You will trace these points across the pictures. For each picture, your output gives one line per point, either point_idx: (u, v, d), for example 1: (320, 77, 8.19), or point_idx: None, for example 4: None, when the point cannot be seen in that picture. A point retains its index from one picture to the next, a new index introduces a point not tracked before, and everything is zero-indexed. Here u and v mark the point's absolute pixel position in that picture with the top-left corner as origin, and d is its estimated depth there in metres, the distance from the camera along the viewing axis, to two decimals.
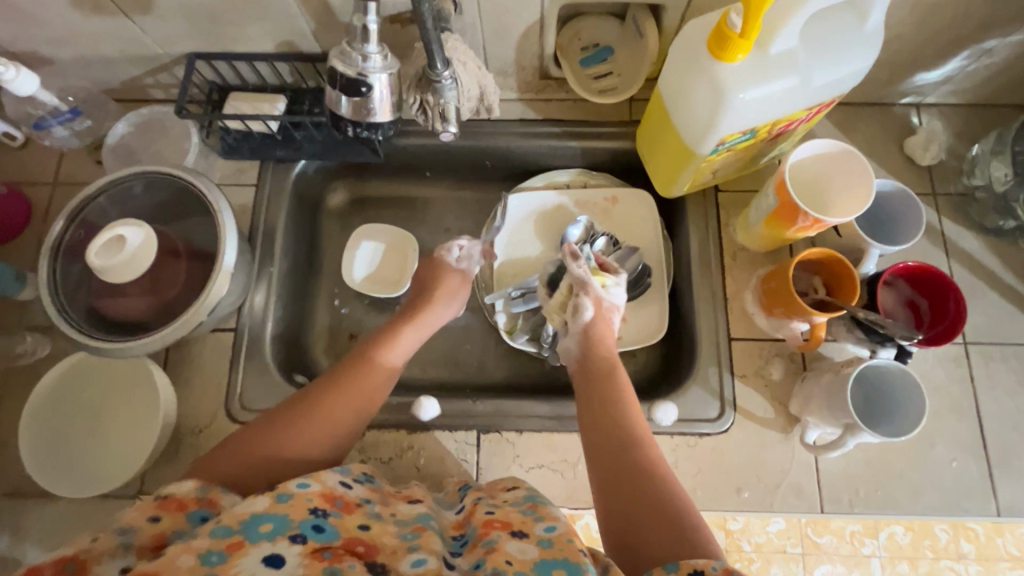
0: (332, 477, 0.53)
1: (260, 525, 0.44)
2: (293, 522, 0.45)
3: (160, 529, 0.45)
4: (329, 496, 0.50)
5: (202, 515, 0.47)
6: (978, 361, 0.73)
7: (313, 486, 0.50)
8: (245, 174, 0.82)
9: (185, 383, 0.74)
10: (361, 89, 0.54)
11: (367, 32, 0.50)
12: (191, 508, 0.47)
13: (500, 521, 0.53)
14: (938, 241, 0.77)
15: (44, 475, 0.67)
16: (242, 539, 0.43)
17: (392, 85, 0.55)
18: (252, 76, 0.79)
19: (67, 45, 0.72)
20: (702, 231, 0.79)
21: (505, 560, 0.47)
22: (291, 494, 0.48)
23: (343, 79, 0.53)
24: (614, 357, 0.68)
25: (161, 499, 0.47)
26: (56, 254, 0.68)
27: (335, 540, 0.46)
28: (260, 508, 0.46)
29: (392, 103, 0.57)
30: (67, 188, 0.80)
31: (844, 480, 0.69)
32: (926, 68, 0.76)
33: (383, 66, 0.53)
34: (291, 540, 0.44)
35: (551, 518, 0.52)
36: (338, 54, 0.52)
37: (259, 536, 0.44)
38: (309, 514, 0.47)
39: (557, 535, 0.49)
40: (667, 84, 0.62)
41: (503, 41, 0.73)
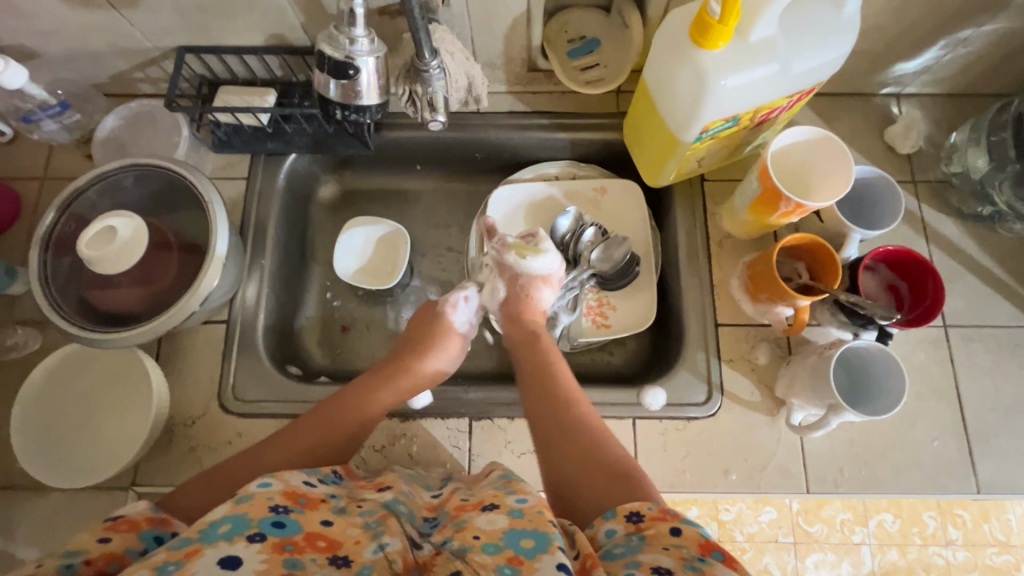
0: (295, 477, 0.54)
1: (218, 527, 0.44)
2: (252, 520, 0.46)
3: (108, 551, 0.45)
4: (292, 494, 0.51)
5: (155, 536, 0.48)
6: (958, 343, 0.74)
7: (274, 485, 0.51)
8: (236, 168, 0.82)
9: (178, 374, 0.74)
10: (348, 72, 0.56)
11: (354, 15, 0.53)
12: (144, 528, 0.48)
13: (473, 503, 0.54)
14: (918, 227, 0.79)
15: (36, 466, 0.67)
16: (198, 546, 0.43)
17: (379, 71, 0.58)
18: (242, 70, 0.79)
19: (55, 38, 0.73)
20: (689, 220, 0.80)
21: (473, 535, 0.49)
22: (250, 495, 0.49)
23: (332, 61, 0.56)
24: (539, 326, 0.73)
25: (112, 521, 0.47)
26: (46, 246, 0.69)
27: (296, 534, 0.47)
28: (217, 515, 0.46)
29: (379, 88, 0.59)
30: (57, 183, 0.80)
31: (830, 460, 0.71)
32: (904, 58, 0.78)
33: (371, 50, 0.56)
34: (250, 540, 0.44)
35: (523, 491, 0.52)
36: (326, 38, 0.56)
37: (217, 537, 0.44)
38: (269, 512, 0.48)
39: (527, 505, 0.49)
40: (651, 73, 0.63)
41: (490, 33, 0.74)
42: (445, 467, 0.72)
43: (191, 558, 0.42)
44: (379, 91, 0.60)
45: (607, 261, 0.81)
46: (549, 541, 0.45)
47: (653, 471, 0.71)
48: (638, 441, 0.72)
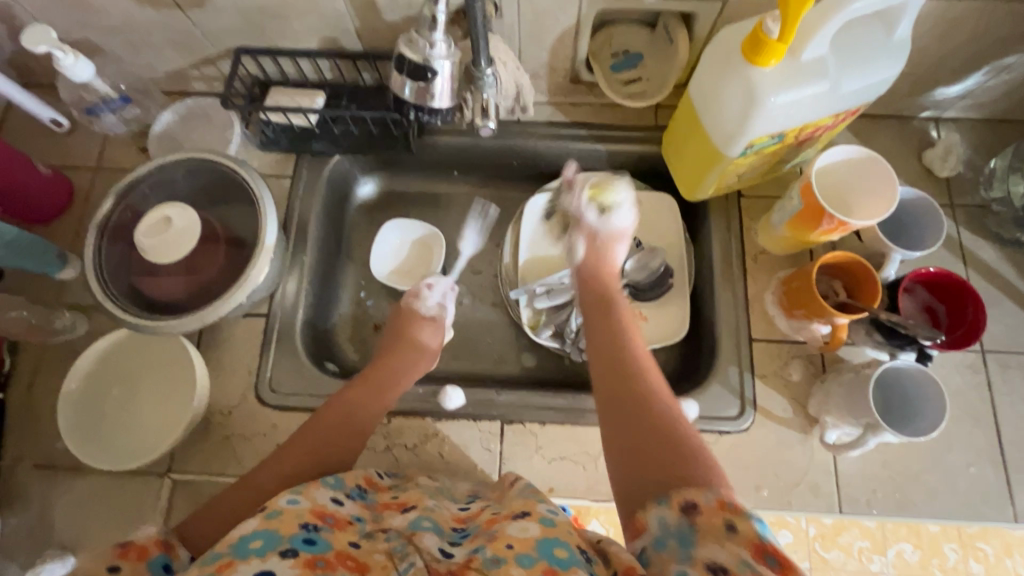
0: (322, 495, 0.55)
1: (249, 543, 0.45)
2: (284, 537, 0.47)
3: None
4: (319, 513, 0.52)
5: (163, 563, 0.45)
6: (995, 368, 0.74)
7: (302, 503, 0.52)
8: (282, 166, 0.84)
9: (217, 364, 0.76)
10: (427, 75, 0.58)
11: (435, 21, 0.54)
12: (152, 556, 0.45)
13: (503, 514, 0.53)
14: (955, 251, 0.79)
15: (78, 445, 0.68)
16: (231, 559, 0.44)
17: (453, 77, 0.59)
18: (294, 71, 0.82)
19: (121, 34, 0.76)
20: (725, 234, 0.81)
21: (506, 544, 0.47)
22: (279, 511, 0.50)
23: (411, 64, 0.57)
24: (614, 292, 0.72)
25: (122, 546, 0.45)
26: (102, 233, 0.71)
27: (327, 551, 0.47)
28: (248, 529, 0.47)
29: (451, 93, 0.60)
30: (109, 174, 0.83)
31: (862, 481, 0.70)
32: (947, 83, 0.78)
33: (447, 54, 0.57)
34: (282, 555, 0.45)
35: (554, 503, 0.52)
36: (406, 41, 0.57)
37: (248, 552, 0.44)
38: (298, 529, 0.48)
39: (560, 517, 0.50)
40: (697, 88, 0.65)
41: (538, 43, 0.76)
42: (475, 469, 0.72)
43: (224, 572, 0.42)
44: (451, 95, 0.60)
45: (643, 270, 0.83)
46: (580, 557, 0.45)
47: None
48: None
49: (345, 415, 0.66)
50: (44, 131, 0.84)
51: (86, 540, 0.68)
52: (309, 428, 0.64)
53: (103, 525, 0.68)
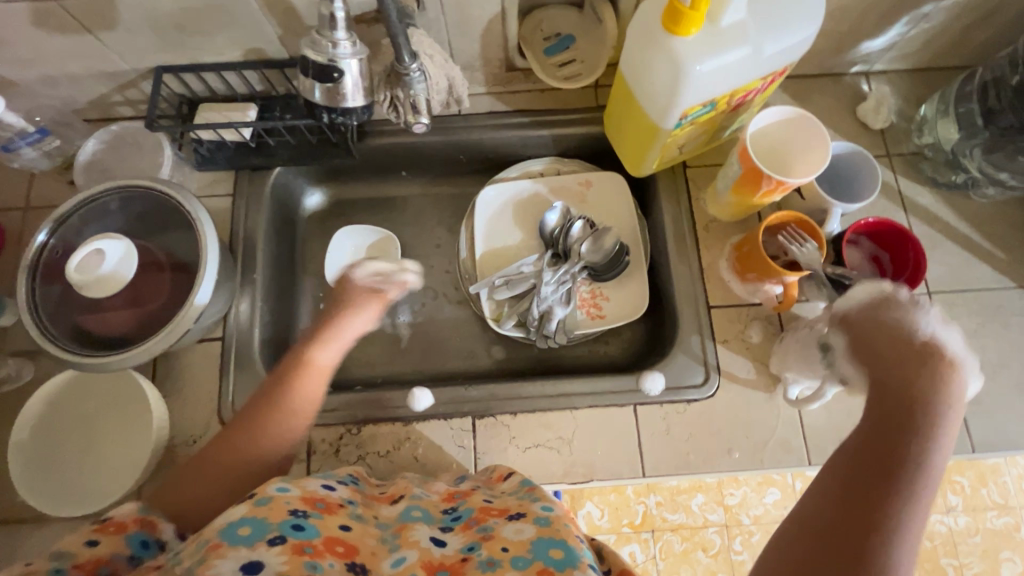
0: (312, 483, 0.53)
1: (238, 529, 0.43)
2: (272, 524, 0.44)
3: (96, 554, 0.47)
4: (309, 500, 0.50)
5: (142, 541, 0.50)
6: (942, 308, 0.76)
7: (292, 491, 0.50)
8: (221, 185, 0.82)
9: (175, 395, 0.74)
10: (333, 76, 0.57)
11: (334, 19, 0.54)
12: (131, 531, 0.50)
13: (497, 509, 0.54)
14: (895, 199, 0.81)
15: (35, 493, 0.66)
16: (219, 542, 0.42)
17: (363, 72, 0.59)
18: (221, 87, 0.80)
19: (31, 64, 0.72)
20: (675, 207, 0.82)
21: (501, 547, 0.47)
22: (269, 498, 0.47)
23: (315, 66, 0.56)
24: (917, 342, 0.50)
25: (100, 523, 0.49)
26: (34, 274, 0.68)
27: (316, 538, 0.45)
28: (237, 515, 0.45)
29: (364, 87, 0.60)
30: (39, 212, 0.80)
31: (828, 431, 0.72)
32: (872, 36, 0.80)
33: (353, 52, 0.56)
34: (270, 543, 0.42)
35: (548, 500, 0.53)
36: (309, 43, 0.56)
37: (237, 540, 0.42)
38: (288, 515, 0.46)
39: (554, 515, 0.50)
40: (628, 60, 0.64)
41: (467, 34, 0.75)
42: (450, 467, 0.72)
43: (212, 556, 0.41)
44: (364, 94, 0.61)
45: (597, 251, 0.83)
46: (578, 556, 0.45)
47: (659, 455, 0.72)
48: (640, 427, 0.73)
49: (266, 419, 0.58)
50: None
51: None
52: (243, 432, 0.57)
53: None
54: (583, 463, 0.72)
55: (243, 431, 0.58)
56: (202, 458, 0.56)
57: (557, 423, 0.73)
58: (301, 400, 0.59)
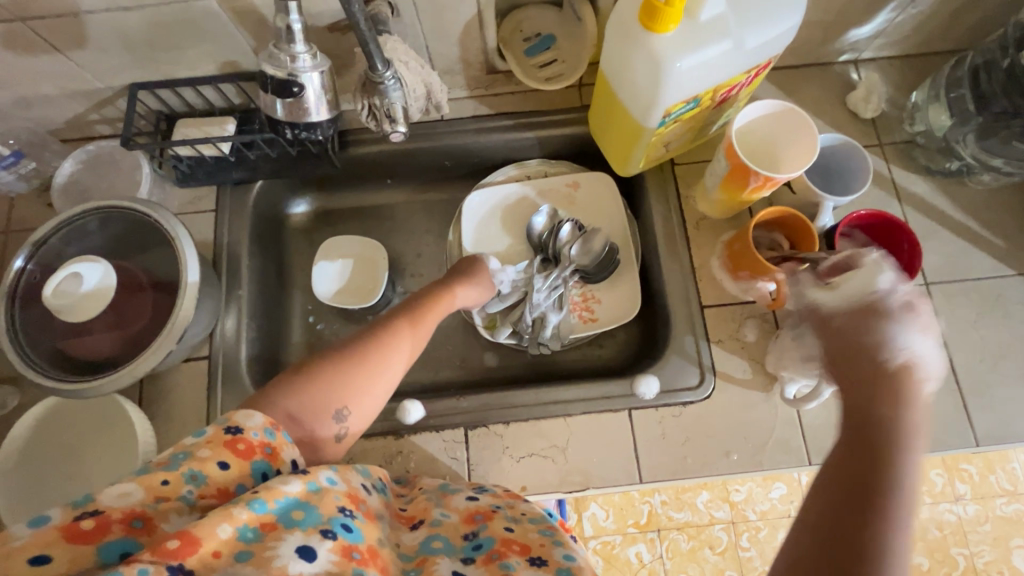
0: (355, 479, 0.49)
1: (292, 511, 0.40)
2: (323, 516, 0.41)
3: (221, 482, 0.41)
4: (355, 497, 0.46)
5: (263, 472, 0.43)
6: (940, 299, 0.75)
7: (340, 484, 0.45)
8: (202, 201, 0.80)
9: (163, 416, 0.73)
10: (293, 89, 0.56)
11: (291, 31, 0.52)
12: (255, 459, 0.43)
13: (518, 544, 0.49)
14: (889, 189, 0.79)
15: (24, 523, 0.65)
16: (275, 522, 0.39)
17: (325, 84, 0.58)
18: (199, 101, 0.78)
19: (3, 87, 0.71)
20: (664, 205, 0.80)
21: None
22: (320, 486, 0.43)
23: (275, 81, 0.55)
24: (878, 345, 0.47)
25: (231, 436, 0.43)
26: (13, 300, 0.67)
27: (361, 543, 0.42)
28: (293, 492, 0.41)
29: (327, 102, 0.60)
30: (20, 235, 0.78)
31: (827, 429, 0.71)
32: (859, 25, 0.78)
33: (313, 65, 0.55)
34: (323, 535, 0.39)
35: (569, 547, 0.50)
36: (267, 57, 0.55)
37: (292, 523, 0.39)
38: (337, 512, 0.42)
39: (576, 566, 0.47)
40: (608, 58, 0.63)
41: (445, 39, 0.73)
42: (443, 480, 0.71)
43: (268, 538, 0.38)
44: (328, 110, 0.61)
45: (588, 254, 0.81)
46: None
47: (655, 459, 0.71)
48: (635, 432, 0.72)
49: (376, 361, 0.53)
50: None
51: None
52: (347, 362, 0.52)
53: None
54: (577, 471, 0.71)
55: (352, 363, 0.52)
56: (303, 376, 0.50)
57: (551, 431, 0.72)
58: (408, 349, 0.56)
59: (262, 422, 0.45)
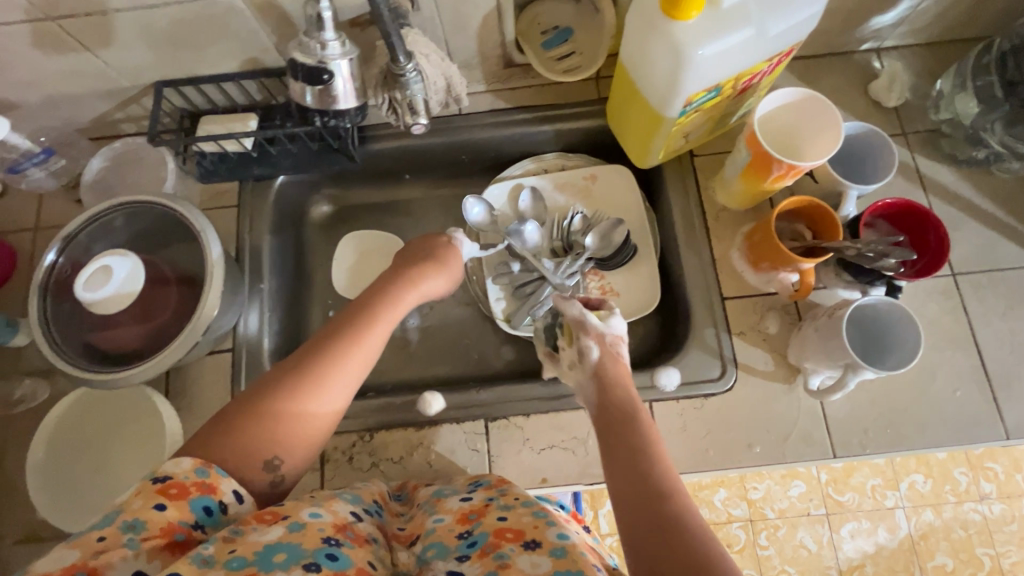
0: (342, 509, 0.51)
1: (274, 555, 0.41)
2: (307, 551, 0.43)
3: (165, 522, 0.43)
4: (340, 526, 0.48)
5: (205, 506, 0.44)
6: (968, 290, 0.73)
7: (324, 516, 0.48)
8: (225, 197, 0.82)
9: (188, 408, 0.74)
10: (322, 77, 0.56)
11: (321, 19, 0.54)
12: (193, 496, 0.44)
13: (512, 531, 0.49)
14: (914, 179, 0.78)
15: (54, 510, 0.66)
16: (255, 572, 0.40)
17: (353, 75, 0.58)
18: (221, 98, 0.80)
19: (33, 86, 0.73)
20: (683, 196, 0.80)
21: None
22: (303, 524, 0.46)
23: (304, 69, 0.56)
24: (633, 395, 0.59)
25: (162, 482, 0.44)
26: (45, 293, 0.69)
27: (349, 567, 0.43)
28: (273, 539, 0.43)
29: (355, 91, 0.59)
30: (50, 231, 0.80)
31: (852, 421, 0.70)
32: (881, 12, 0.77)
33: (342, 53, 0.56)
34: (307, 569, 0.41)
35: (563, 526, 0.50)
36: (297, 46, 0.56)
37: (274, 565, 0.41)
38: (321, 544, 0.44)
39: (569, 545, 0.47)
40: (628, 48, 0.63)
41: (463, 32, 0.74)
42: (464, 471, 0.71)
43: None
44: (355, 96, 0.60)
45: (606, 246, 0.82)
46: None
47: (677, 452, 0.70)
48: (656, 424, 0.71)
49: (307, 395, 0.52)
50: None
51: None
52: (284, 391, 0.51)
53: None
54: (598, 464, 0.70)
55: (276, 402, 0.50)
56: (236, 418, 0.49)
57: (571, 424, 0.72)
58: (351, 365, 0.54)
59: (190, 462, 0.45)
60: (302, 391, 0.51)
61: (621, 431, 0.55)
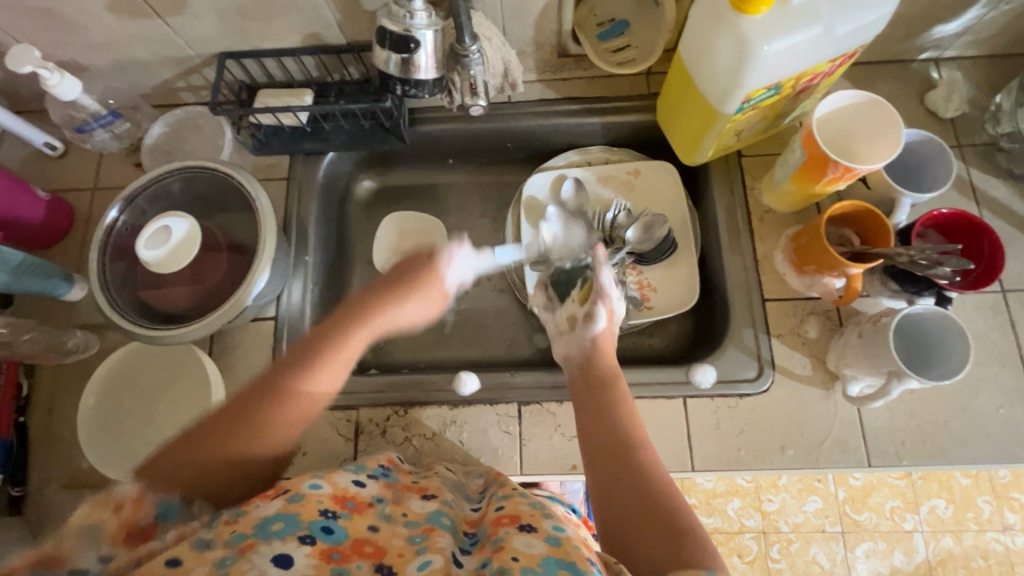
0: (343, 480, 0.53)
1: (270, 525, 0.44)
2: (303, 522, 0.45)
3: None
4: (340, 498, 0.50)
5: None
6: (1018, 308, 0.72)
7: (323, 489, 0.50)
8: (275, 169, 0.84)
9: (230, 372, 0.76)
10: (410, 46, 0.58)
11: None
12: None
13: (507, 517, 0.50)
14: (967, 192, 0.77)
15: (100, 460, 0.69)
16: (254, 539, 0.43)
17: (437, 46, 0.59)
18: (279, 72, 0.82)
19: (105, 50, 0.76)
20: (728, 196, 0.80)
21: (511, 557, 0.44)
22: (302, 496, 0.48)
23: (392, 36, 0.57)
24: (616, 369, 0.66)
25: None
26: (104, 249, 0.71)
27: (343, 541, 0.46)
28: (272, 510, 0.46)
29: (437, 62, 0.60)
30: (107, 191, 0.83)
31: (890, 431, 0.69)
32: (945, 20, 0.76)
33: (429, 23, 0.57)
34: (301, 541, 0.44)
35: (559, 520, 0.50)
36: (386, 13, 0.57)
37: (270, 534, 0.43)
38: (318, 516, 0.47)
39: (564, 535, 0.47)
40: (689, 42, 0.63)
41: (522, 19, 0.74)
42: (494, 452, 0.72)
43: (246, 551, 0.41)
44: (436, 70, 0.61)
45: (647, 239, 0.82)
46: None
47: (709, 449, 0.70)
48: (689, 420, 0.71)
49: (245, 424, 0.51)
50: (40, 157, 0.85)
51: None
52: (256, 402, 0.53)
53: None
54: None
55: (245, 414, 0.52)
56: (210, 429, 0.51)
57: None
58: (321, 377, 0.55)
59: None
60: (257, 406, 0.52)
61: (599, 403, 0.61)
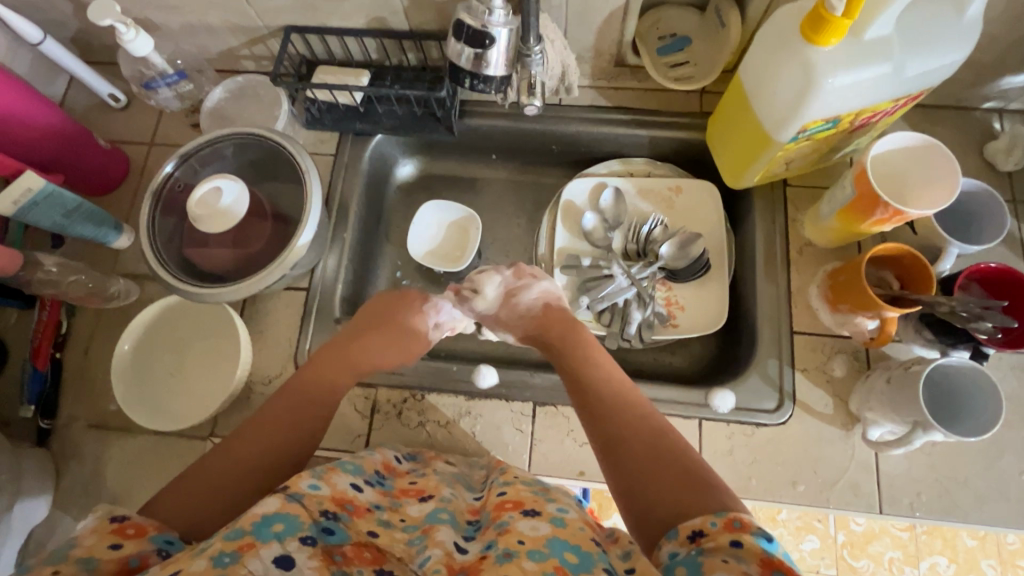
0: (342, 481, 0.53)
1: (271, 525, 0.44)
2: (303, 524, 0.45)
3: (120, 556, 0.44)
4: (340, 500, 0.51)
5: (166, 539, 0.47)
6: None
7: (323, 490, 0.50)
8: (324, 144, 0.86)
9: (258, 336, 0.78)
10: (485, 42, 0.58)
11: None
12: (152, 532, 0.46)
13: (512, 503, 0.51)
14: (1017, 249, 0.75)
15: (129, 401, 0.72)
16: (253, 539, 0.42)
17: (511, 45, 0.60)
18: (340, 51, 0.83)
19: (178, 11, 0.78)
20: (769, 225, 0.79)
21: (518, 540, 0.45)
22: (302, 496, 0.48)
23: (470, 31, 0.58)
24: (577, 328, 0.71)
25: (116, 523, 0.45)
26: (156, 203, 0.74)
27: (346, 543, 0.47)
28: (271, 509, 0.45)
29: (508, 60, 0.61)
30: (163, 148, 0.86)
31: (906, 481, 0.68)
32: (1016, 72, 0.74)
33: (505, 22, 0.58)
34: (302, 542, 0.44)
35: (563, 501, 0.51)
36: (467, 10, 0.59)
37: (270, 535, 0.43)
38: (319, 517, 0.47)
39: (569, 516, 0.48)
40: (752, 66, 0.63)
41: (585, 25, 0.75)
42: (505, 448, 0.73)
43: (246, 552, 0.41)
44: (505, 67, 0.61)
45: (682, 257, 0.82)
46: (594, 562, 0.43)
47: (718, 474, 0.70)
48: (702, 442, 0.71)
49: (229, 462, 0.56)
50: (103, 107, 0.88)
51: (134, 496, 0.72)
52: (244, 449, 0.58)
53: (150, 484, 0.72)
54: None
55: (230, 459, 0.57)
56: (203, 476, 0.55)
57: None
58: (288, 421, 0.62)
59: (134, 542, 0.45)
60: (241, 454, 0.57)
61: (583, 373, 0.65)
